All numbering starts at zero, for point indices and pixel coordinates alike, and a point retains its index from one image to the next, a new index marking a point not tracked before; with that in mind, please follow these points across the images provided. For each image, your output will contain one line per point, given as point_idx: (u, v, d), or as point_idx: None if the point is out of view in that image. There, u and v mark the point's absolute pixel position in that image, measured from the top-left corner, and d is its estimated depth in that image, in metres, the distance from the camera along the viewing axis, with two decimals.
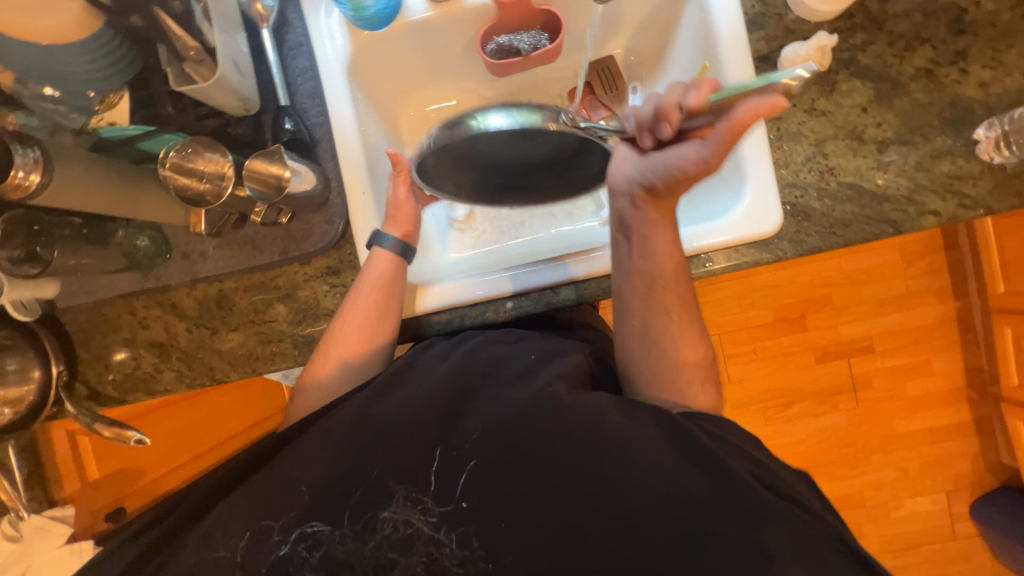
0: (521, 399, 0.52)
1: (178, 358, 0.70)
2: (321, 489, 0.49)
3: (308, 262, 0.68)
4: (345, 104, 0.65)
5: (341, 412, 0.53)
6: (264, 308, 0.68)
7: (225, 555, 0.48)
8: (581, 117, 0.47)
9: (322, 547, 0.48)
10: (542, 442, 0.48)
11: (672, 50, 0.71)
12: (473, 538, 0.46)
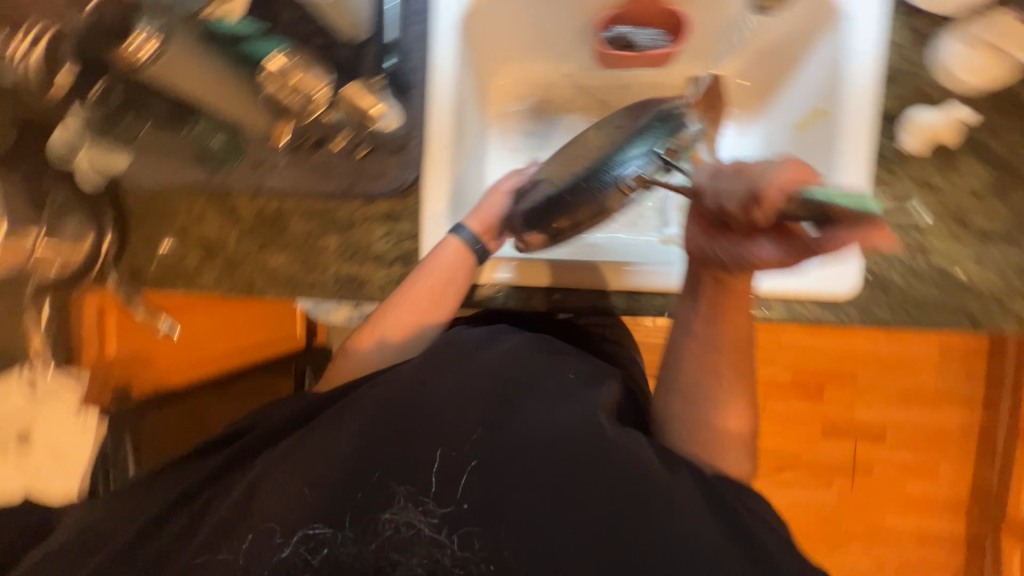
0: (562, 414, 0.51)
1: (223, 262, 0.70)
2: (337, 473, 0.49)
3: (371, 202, 0.67)
4: (450, 55, 0.65)
5: (359, 403, 0.53)
6: (317, 236, 0.68)
7: (230, 557, 0.48)
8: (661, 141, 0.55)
9: (322, 550, 0.47)
10: (565, 461, 0.47)
11: (788, 86, 0.68)
12: (475, 540, 0.46)
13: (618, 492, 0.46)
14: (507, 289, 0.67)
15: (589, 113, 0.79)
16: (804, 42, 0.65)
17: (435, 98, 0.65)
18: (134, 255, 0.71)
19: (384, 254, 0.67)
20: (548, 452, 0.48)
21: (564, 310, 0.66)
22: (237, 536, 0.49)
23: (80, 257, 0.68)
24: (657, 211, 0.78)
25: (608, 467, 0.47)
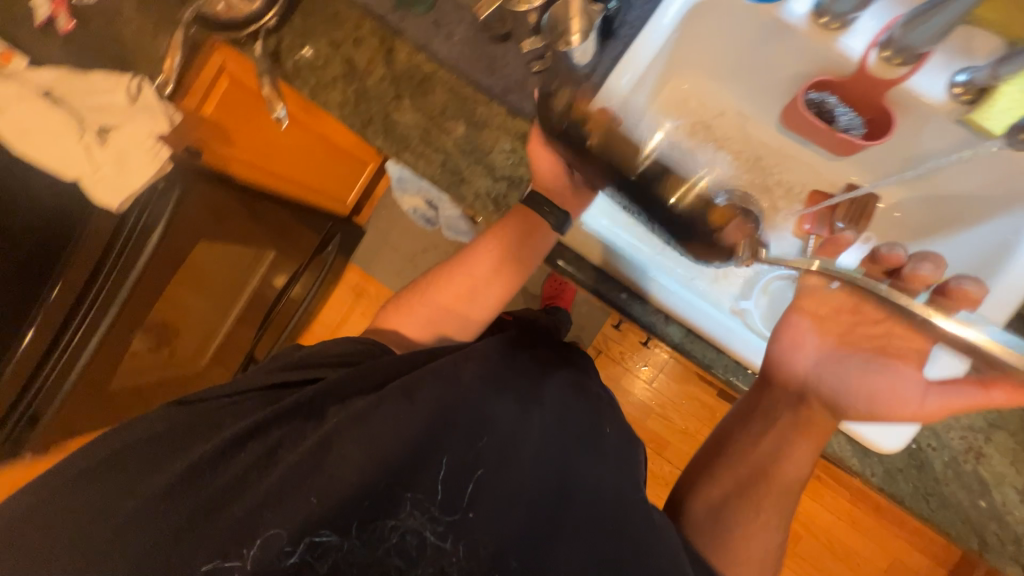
0: (604, 473, 0.57)
1: (354, 91, 0.70)
2: (386, 453, 0.54)
3: (514, 116, 0.66)
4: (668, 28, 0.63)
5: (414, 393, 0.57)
6: (449, 116, 0.68)
7: (235, 564, 0.53)
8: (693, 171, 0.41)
9: (328, 555, 0.53)
10: (587, 506, 0.55)
11: (932, 247, 0.68)
12: (476, 547, 0.53)
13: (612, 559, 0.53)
14: (585, 260, 0.66)
15: (739, 160, 0.79)
16: (981, 216, 0.63)
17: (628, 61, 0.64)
18: (284, 39, 0.72)
19: (497, 167, 0.67)
20: (576, 492, 0.55)
21: (624, 314, 0.65)
22: (255, 531, 0.53)
23: (244, 16, 0.70)
24: None
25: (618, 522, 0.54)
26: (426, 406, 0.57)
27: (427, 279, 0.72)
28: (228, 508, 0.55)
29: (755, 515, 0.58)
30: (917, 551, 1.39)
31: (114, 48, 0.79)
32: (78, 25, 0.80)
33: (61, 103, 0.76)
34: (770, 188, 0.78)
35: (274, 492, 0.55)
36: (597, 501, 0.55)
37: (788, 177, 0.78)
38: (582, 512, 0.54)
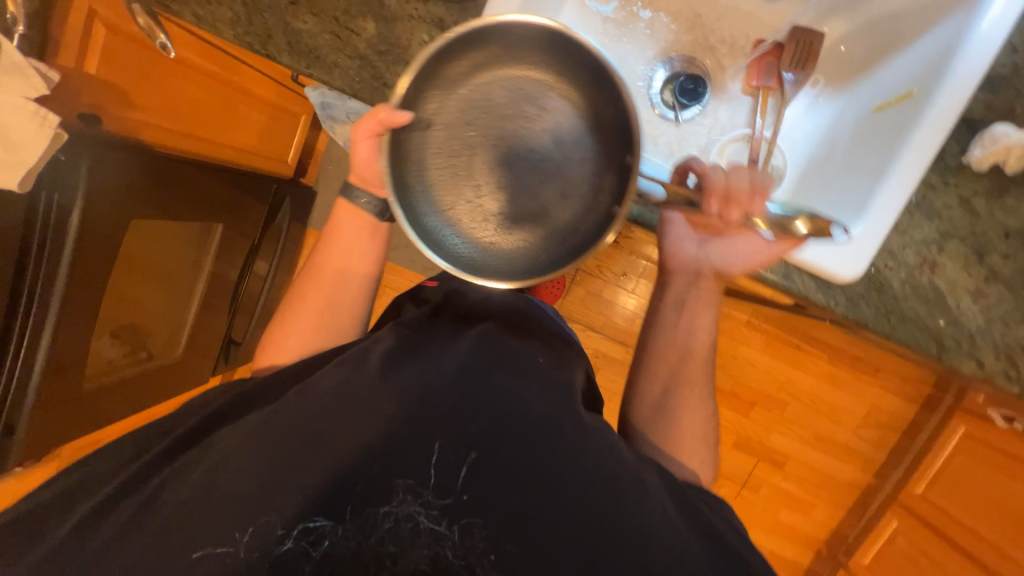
0: (545, 397, 0.59)
1: (245, 5, 0.62)
2: (371, 443, 0.52)
3: (425, 1, 0.60)
4: None
5: (384, 382, 0.58)
6: (354, 14, 0.61)
7: (229, 550, 0.49)
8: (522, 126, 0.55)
9: (323, 543, 0.49)
10: (575, 454, 0.55)
11: (881, 68, 0.66)
12: (474, 530, 0.50)
13: (607, 508, 0.53)
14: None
15: (677, 23, 0.74)
16: (922, 20, 0.61)
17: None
18: None
19: None
20: (555, 442, 0.55)
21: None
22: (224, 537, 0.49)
23: None
24: (699, 150, 0.76)
25: (604, 468, 0.55)
26: (402, 389, 0.57)
27: (303, 284, 0.76)
28: (210, 516, 0.50)
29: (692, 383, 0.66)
30: (891, 395, 1.52)
31: None
32: None
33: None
34: (712, 46, 0.74)
35: (249, 494, 0.51)
36: (553, 424, 0.56)
37: (730, 32, 0.74)
38: (571, 467, 0.54)
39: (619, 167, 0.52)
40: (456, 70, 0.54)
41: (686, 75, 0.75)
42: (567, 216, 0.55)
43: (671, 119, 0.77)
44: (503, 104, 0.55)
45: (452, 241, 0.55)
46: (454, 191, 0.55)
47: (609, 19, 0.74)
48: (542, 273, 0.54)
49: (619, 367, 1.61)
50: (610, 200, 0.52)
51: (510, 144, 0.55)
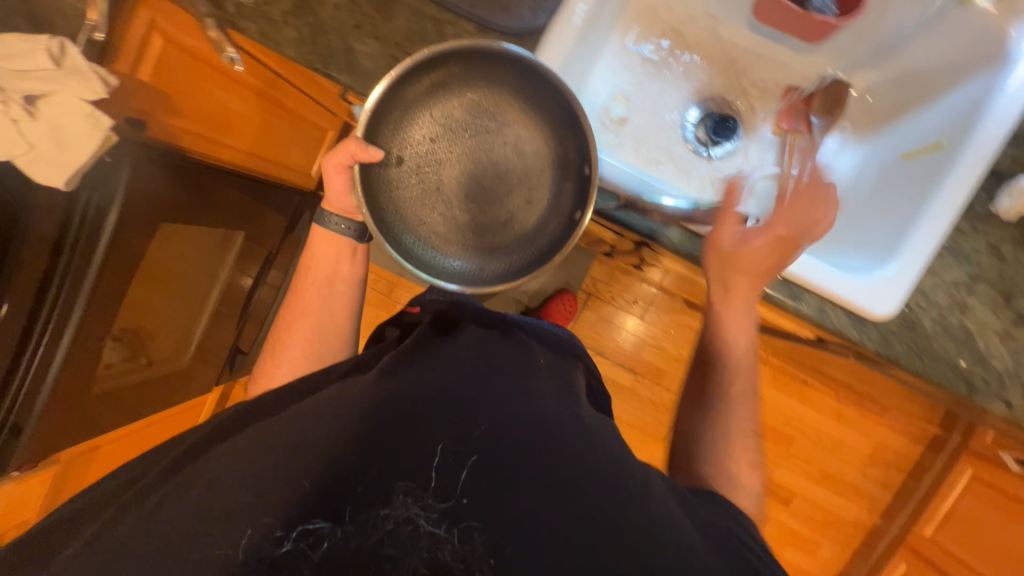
0: (555, 407, 0.59)
1: (310, 26, 0.64)
2: (365, 433, 0.53)
3: (485, 33, 0.63)
4: None
5: (381, 384, 0.58)
6: (416, 41, 0.63)
7: (230, 552, 0.47)
8: (482, 142, 0.61)
9: (321, 545, 0.47)
10: (580, 458, 0.53)
11: (909, 119, 0.70)
12: (474, 534, 0.48)
13: (614, 513, 0.50)
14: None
15: (713, 66, 0.78)
16: (950, 79, 0.65)
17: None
18: None
19: None
20: (554, 445, 0.54)
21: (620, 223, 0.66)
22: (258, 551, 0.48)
23: None
24: (729, 186, 0.79)
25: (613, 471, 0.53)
26: (404, 390, 0.57)
27: (287, 314, 0.80)
28: (224, 505, 0.49)
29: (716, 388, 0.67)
30: (896, 433, 1.54)
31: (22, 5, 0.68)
32: None
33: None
34: (744, 89, 0.78)
35: (256, 487, 0.50)
36: (552, 428, 0.56)
37: (762, 77, 0.78)
38: (575, 471, 0.52)
39: (576, 177, 0.60)
40: (416, 96, 0.60)
41: (718, 116, 0.79)
42: (531, 222, 0.62)
43: (703, 155, 0.80)
44: (464, 121, 0.61)
45: (431, 256, 0.61)
46: (430, 208, 0.61)
47: (648, 60, 0.78)
48: (512, 274, 0.61)
49: (627, 394, 1.61)
50: (570, 205, 0.60)
51: (472, 159, 0.61)
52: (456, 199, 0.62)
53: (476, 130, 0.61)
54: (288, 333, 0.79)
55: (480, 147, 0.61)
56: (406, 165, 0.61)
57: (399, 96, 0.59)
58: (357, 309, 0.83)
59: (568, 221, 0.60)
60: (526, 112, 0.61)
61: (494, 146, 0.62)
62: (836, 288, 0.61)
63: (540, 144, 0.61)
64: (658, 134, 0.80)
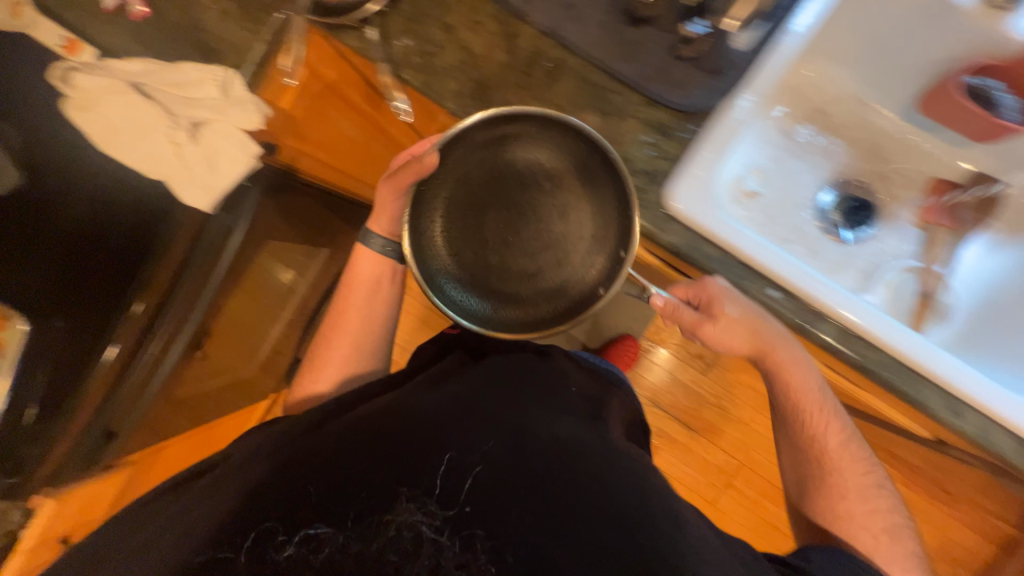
0: (573, 428, 0.62)
1: (475, 81, 0.65)
2: (378, 433, 0.58)
3: (652, 106, 0.62)
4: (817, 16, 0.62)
5: (394, 401, 0.63)
6: (580, 107, 0.63)
7: (230, 556, 0.51)
8: (530, 199, 0.63)
9: (322, 549, 0.48)
10: (582, 474, 0.57)
11: None
12: (477, 542, 0.50)
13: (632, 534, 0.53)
14: (732, 260, 0.61)
15: (857, 148, 0.77)
16: None
17: (781, 45, 0.60)
18: (392, 25, 0.66)
19: (635, 161, 0.62)
20: (562, 462, 0.57)
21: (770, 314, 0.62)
22: None
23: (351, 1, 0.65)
24: (861, 273, 0.76)
25: (627, 490, 0.56)
26: (410, 406, 0.62)
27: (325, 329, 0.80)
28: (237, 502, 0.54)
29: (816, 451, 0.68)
30: (969, 530, 1.44)
31: (193, 33, 0.71)
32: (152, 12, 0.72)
33: (152, 98, 0.68)
34: (888, 176, 0.76)
35: (261, 495, 0.54)
36: (559, 446, 0.59)
37: (908, 167, 0.76)
38: (581, 492, 0.55)
39: (609, 258, 0.60)
40: (486, 142, 0.62)
41: (858, 202, 0.76)
42: (557, 284, 0.63)
43: (835, 237, 0.77)
44: (519, 174, 0.63)
45: (454, 293, 0.63)
46: (464, 250, 0.64)
47: (789, 137, 0.77)
48: (521, 328, 0.62)
49: (680, 450, 1.55)
50: (596, 278, 0.61)
51: (518, 212, 0.63)
52: (492, 245, 0.64)
53: (527, 186, 0.63)
54: (373, 361, 0.80)
55: (527, 202, 0.63)
56: (454, 206, 0.64)
57: (472, 141, 0.62)
58: (392, 323, 0.82)
59: (588, 293, 0.61)
60: (581, 180, 0.62)
61: (542, 206, 0.63)
62: (1010, 411, 0.57)
63: (585, 213, 0.62)
64: (792, 211, 0.78)
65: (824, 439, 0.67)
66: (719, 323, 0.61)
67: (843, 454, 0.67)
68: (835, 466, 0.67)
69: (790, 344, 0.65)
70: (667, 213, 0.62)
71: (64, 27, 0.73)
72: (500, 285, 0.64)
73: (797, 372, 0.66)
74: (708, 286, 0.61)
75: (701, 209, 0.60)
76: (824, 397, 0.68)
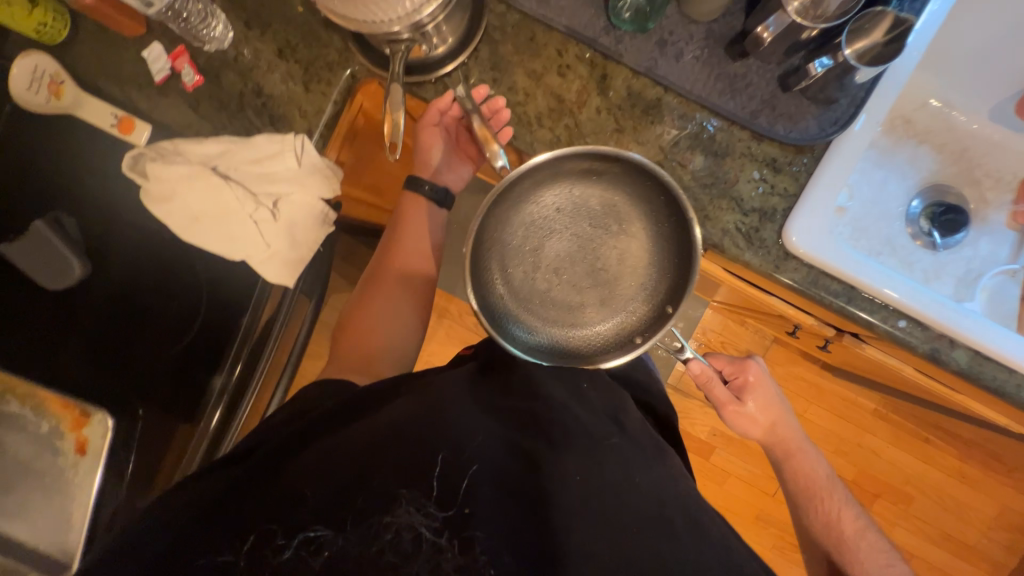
0: (586, 423, 0.55)
1: (567, 127, 0.62)
2: (383, 429, 0.50)
3: (758, 140, 0.60)
4: (925, 32, 0.60)
5: (382, 413, 0.53)
6: (683, 148, 0.61)
7: (229, 560, 0.44)
8: (595, 236, 0.60)
9: (323, 553, 0.44)
10: (576, 475, 0.50)
11: None
12: (477, 544, 0.45)
13: (658, 546, 0.47)
14: (859, 294, 0.62)
15: (940, 152, 0.77)
16: None
17: (890, 72, 0.59)
18: (473, 74, 0.63)
19: (745, 199, 0.60)
20: (565, 458, 0.51)
21: (898, 342, 0.63)
22: None
23: (429, 58, 0.61)
24: (960, 281, 0.74)
25: (650, 500, 0.50)
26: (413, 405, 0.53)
27: (359, 304, 0.73)
28: (237, 499, 0.48)
29: (831, 530, 0.67)
30: None
31: (256, 102, 0.68)
32: (206, 80, 0.68)
33: (230, 179, 0.66)
34: (976, 178, 0.77)
35: (252, 498, 0.48)
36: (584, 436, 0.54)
37: (995, 167, 0.76)
38: (581, 500, 0.49)
39: (654, 310, 0.59)
40: (568, 169, 0.58)
41: (945, 205, 0.75)
42: (601, 326, 0.60)
43: (931, 246, 0.76)
44: (588, 207, 0.60)
45: (502, 316, 0.59)
46: (516, 273, 0.59)
47: (876, 148, 0.75)
48: (558, 360, 0.59)
49: None
50: (635, 331, 0.59)
51: (579, 243, 0.60)
52: (547, 271, 0.60)
53: (595, 224, 0.60)
54: None
55: (592, 239, 0.60)
56: (515, 227, 0.59)
57: (557, 164, 0.58)
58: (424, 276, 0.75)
59: (625, 340, 0.58)
60: (649, 227, 0.60)
61: (604, 244, 0.60)
62: None
63: (644, 260, 0.60)
64: (881, 223, 0.75)
65: (839, 523, 0.67)
66: (745, 406, 0.73)
67: (859, 543, 0.65)
68: (854, 557, 0.65)
69: (801, 441, 0.74)
70: (784, 249, 0.61)
71: (115, 106, 0.69)
72: (547, 316, 0.60)
73: (805, 461, 0.72)
74: (740, 365, 0.74)
75: (824, 243, 0.59)
76: (829, 482, 0.70)
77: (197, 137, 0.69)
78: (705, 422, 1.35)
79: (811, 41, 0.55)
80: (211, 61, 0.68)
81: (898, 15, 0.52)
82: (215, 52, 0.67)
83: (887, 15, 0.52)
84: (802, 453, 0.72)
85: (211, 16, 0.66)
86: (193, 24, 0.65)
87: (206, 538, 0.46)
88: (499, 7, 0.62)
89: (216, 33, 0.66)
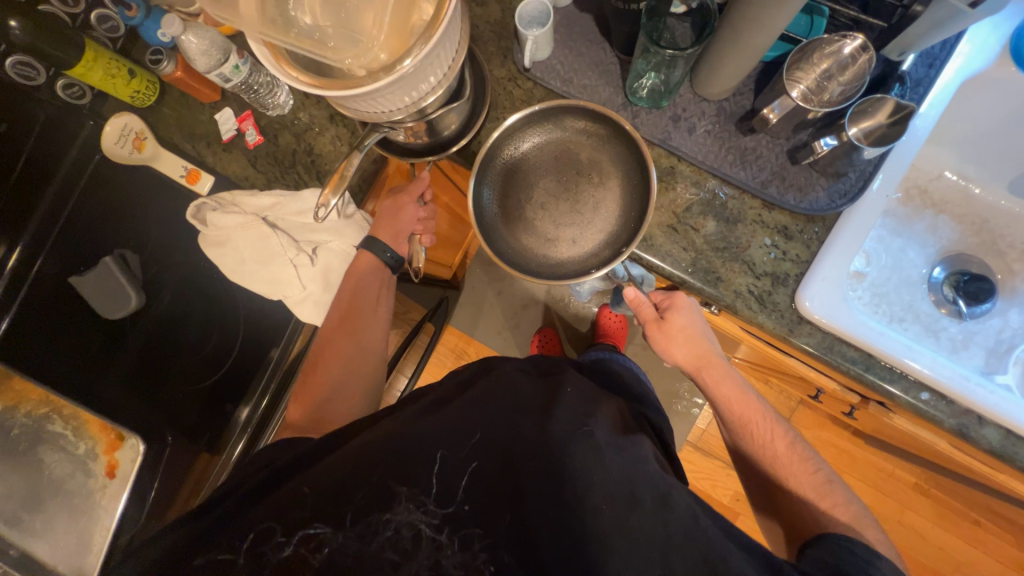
0: (560, 421, 0.54)
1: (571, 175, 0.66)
2: (376, 442, 0.53)
3: (770, 208, 0.63)
4: (932, 114, 0.63)
5: (361, 436, 0.55)
6: (695, 213, 0.64)
7: (228, 558, 0.48)
8: (580, 185, 0.64)
9: (322, 549, 0.48)
10: (547, 477, 0.51)
11: None
12: (475, 542, 0.49)
13: None
14: (878, 362, 0.61)
15: (959, 223, 0.77)
16: None
17: (898, 148, 0.62)
18: None
19: (758, 263, 0.62)
20: (538, 465, 0.52)
21: (922, 415, 0.61)
22: None
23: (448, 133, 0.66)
24: (988, 351, 0.71)
25: None
26: (404, 420, 0.56)
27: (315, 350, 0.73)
28: (251, 504, 0.53)
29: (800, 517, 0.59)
30: None
31: (306, 159, 0.76)
32: (265, 139, 0.76)
33: (276, 228, 0.73)
34: (1000, 250, 0.76)
35: (262, 500, 0.52)
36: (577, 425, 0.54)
37: (1019, 239, 0.76)
38: (559, 519, 0.49)
39: (612, 252, 0.62)
40: (568, 125, 0.63)
41: (970, 273, 0.74)
42: (566, 258, 0.64)
43: (957, 314, 0.74)
44: (579, 159, 0.64)
45: (499, 242, 0.64)
46: (508, 203, 0.64)
47: (888, 218, 0.77)
48: (524, 274, 0.63)
49: None
50: (590, 264, 0.63)
51: (564, 184, 0.64)
52: (534, 204, 0.64)
53: (581, 173, 0.64)
54: None
55: (579, 188, 0.64)
56: (515, 166, 0.64)
57: (557, 118, 0.63)
58: (383, 324, 0.76)
59: (581, 274, 0.63)
60: (628, 179, 0.63)
61: (587, 193, 0.64)
62: None
63: (619, 209, 0.63)
64: (902, 289, 0.75)
65: (772, 445, 0.61)
66: (669, 326, 0.65)
67: (791, 458, 0.60)
68: (784, 471, 0.60)
69: (728, 366, 0.66)
70: (797, 313, 0.61)
71: (185, 159, 0.79)
72: (528, 243, 0.64)
73: (730, 388, 0.64)
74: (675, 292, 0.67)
75: (834, 306, 0.59)
76: (765, 410, 0.63)
77: (252, 188, 0.77)
78: (728, 485, 1.28)
79: (818, 120, 0.58)
80: (270, 123, 0.76)
81: (900, 101, 0.55)
82: (276, 117, 0.75)
83: (889, 100, 0.55)
84: (728, 381, 0.65)
85: (276, 87, 0.74)
86: (261, 95, 0.73)
87: (220, 535, 0.50)
88: (526, 83, 0.68)
89: (279, 100, 0.74)
